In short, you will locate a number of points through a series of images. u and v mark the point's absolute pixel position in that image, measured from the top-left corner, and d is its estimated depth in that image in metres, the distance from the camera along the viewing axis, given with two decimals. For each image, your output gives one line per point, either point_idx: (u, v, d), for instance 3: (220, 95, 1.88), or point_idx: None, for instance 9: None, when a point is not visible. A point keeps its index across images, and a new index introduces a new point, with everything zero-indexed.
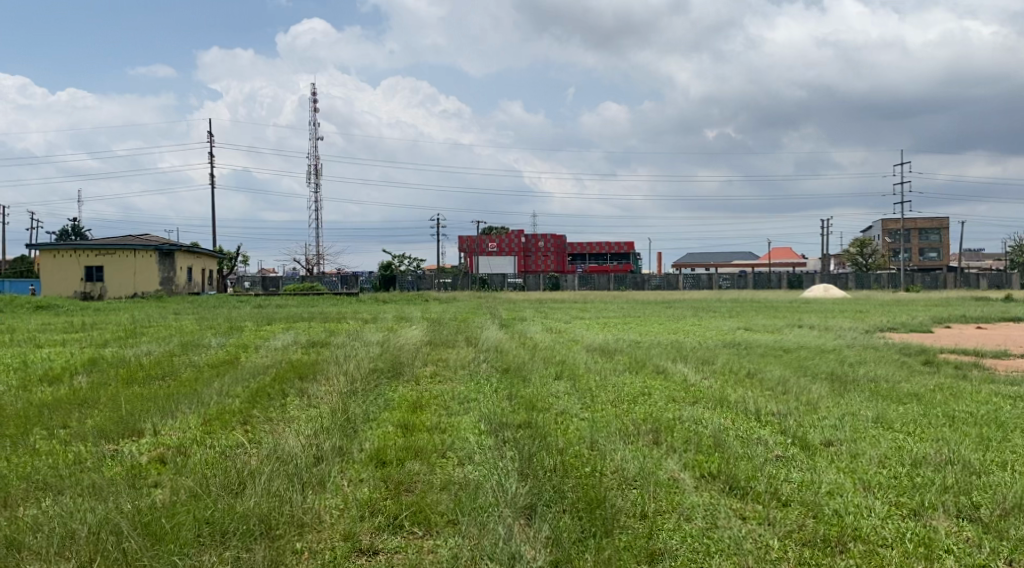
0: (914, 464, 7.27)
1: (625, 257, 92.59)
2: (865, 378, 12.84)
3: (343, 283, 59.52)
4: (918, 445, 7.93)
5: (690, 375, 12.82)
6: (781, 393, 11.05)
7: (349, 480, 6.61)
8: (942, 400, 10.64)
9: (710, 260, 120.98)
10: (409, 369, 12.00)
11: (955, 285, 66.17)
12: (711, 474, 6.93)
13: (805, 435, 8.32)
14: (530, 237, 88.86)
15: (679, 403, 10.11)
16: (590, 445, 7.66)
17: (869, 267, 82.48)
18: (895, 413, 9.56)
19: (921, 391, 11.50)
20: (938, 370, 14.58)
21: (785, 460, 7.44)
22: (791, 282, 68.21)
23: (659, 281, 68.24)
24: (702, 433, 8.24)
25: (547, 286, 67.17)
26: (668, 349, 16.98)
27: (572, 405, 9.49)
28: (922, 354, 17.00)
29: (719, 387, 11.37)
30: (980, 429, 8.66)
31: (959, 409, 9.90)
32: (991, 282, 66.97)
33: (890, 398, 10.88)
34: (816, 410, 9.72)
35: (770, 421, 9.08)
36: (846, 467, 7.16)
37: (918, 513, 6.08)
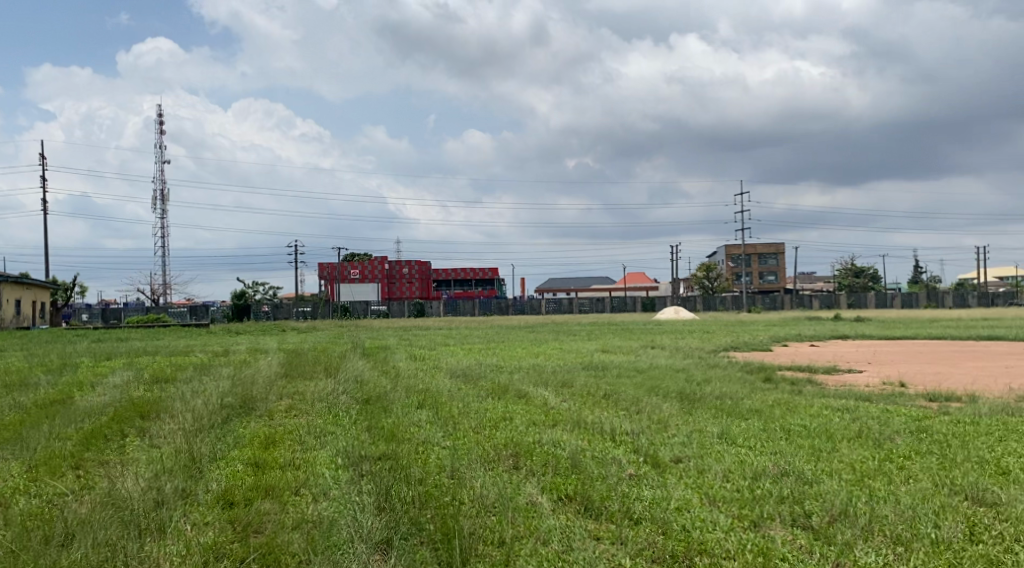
0: (754, 476, 7.70)
1: (489, 283, 93.78)
2: (712, 396, 13.49)
3: (194, 314, 56.81)
4: (757, 458, 8.41)
5: (550, 398, 13.02)
6: (635, 412, 11.43)
7: (193, 524, 6.26)
8: (780, 415, 11.32)
9: (570, 285, 124.17)
10: (262, 403, 11.54)
11: (791, 306, 71.11)
12: (568, 496, 7.07)
13: (656, 453, 8.64)
14: (393, 264, 88.16)
15: (538, 426, 10.23)
16: (449, 474, 7.62)
17: (714, 290, 87.20)
18: (739, 428, 10.09)
19: (761, 406, 12.21)
20: (776, 387, 15.52)
21: (637, 479, 7.68)
22: (644, 305, 71.05)
23: (522, 306, 69.41)
24: (561, 456, 8.39)
25: (410, 312, 66.67)
26: (530, 373, 17.20)
27: (434, 434, 9.42)
28: (761, 371, 18.07)
29: (577, 410, 11.60)
30: (812, 441, 9.30)
31: (795, 423, 10.55)
32: (822, 303, 72.36)
33: (733, 414, 11.47)
34: (666, 428, 10.12)
35: (624, 441, 9.39)
36: (693, 483, 7.48)
37: (757, 524, 6.42)
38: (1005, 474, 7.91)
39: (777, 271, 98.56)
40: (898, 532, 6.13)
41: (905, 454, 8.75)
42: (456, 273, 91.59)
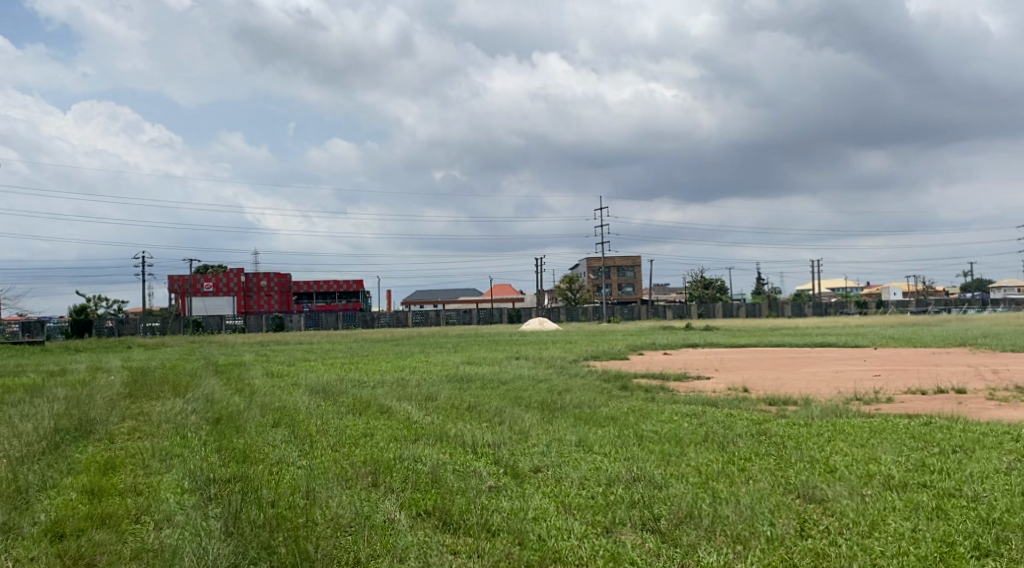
0: (608, 482, 7.92)
1: (352, 295, 92.13)
2: (571, 405, 13.81)
3: (26, 330, 52.55)
4: (612, 465, 8.67)
5: (413, 412, 12.92)
6: (497, 424, 11.53)
7: (15, 561, 5.78)
8: (634, 422, 11.74)
9: (436, 297, 124.00)
10: (102, 426, 10.82)
11: (647, 316, 73.94)
12: (426, 511, 7.04)
13: (516, 464, 8.74)
14: (250, 276, 84.95)
15: (399, 441, 10.14)
16: (304, 494, 7.41)
17: (576, 301, 89.38)
18: (596, 436, 10.39)
19: (617, 413, 12.62)
20: (632, 394, 16.07)
21: (496, 490, 7.74)
22: (509, 317, 71.95)
23: (387, 319, 68.63)
24: (421, 471, 8.34)
25: (269, 326, 64.46)
26: (392, 387, 16.99)
27: (290, 454, 9.14)
28: (618, 380, 18.66)
29: (439, 423, 11.57)
30: (663, 446, 9.70)
31: (648, 429, 10.96)
32: (676, 313, 75.66)
33: (591, 421, 11.80)
34: (527, 439, 10.27)
35: (485, 453, 9.44)
36: (550, 492, 7.63)
37: (609, 530, 6.62)
38: (833, 472, 8.54)
39: (635, 282, 102.30)
40: (738, 531, 6.47)
41: (746, 456, 9.28)
42: (318, 285, 89.49)
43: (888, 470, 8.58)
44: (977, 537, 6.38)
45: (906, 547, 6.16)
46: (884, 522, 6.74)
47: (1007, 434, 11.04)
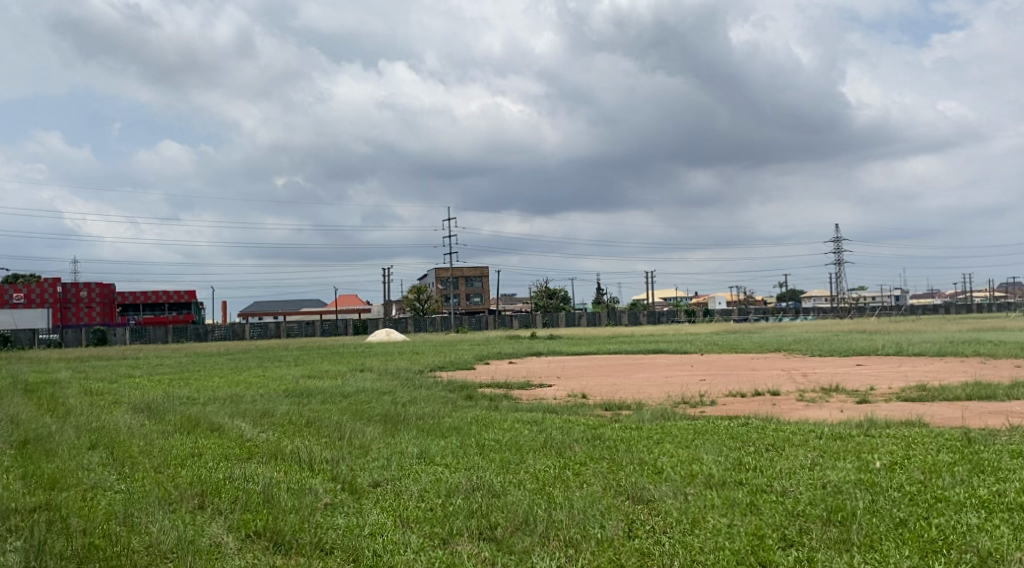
0: (447, 493, 7.93)
1: (185, 307, 87.41)
2: (414, 416, 13.71)
3: None
4: (452, 475, 8.68)
5: (247, 429, 12.38)
6: (336, 439, 11.27)
7: None
8: (476, 431, 11.82)
9: (277, 308, 119.98)
10: None
11: (494, 326, 74.84)
12: (256, 532, 6.77)
13: (354, 479, 8.57)
14: (69, 286, 78.89)
15: (230, 460, 9.71)
16: (120, 520, 6.93)
17: (423, 312, 89.07)
18: (437, 447, 10.38)
19: (459, 424, 12.66)
20: (475, 404, 16.16)
21: (332, 507, 7.56)
22: (354, 328, 70.72)
23: (223, 332, 65.62)
24: (252, 490, 8.01)
25: (90, 340, 59.94)
26: (226, 404, 16.19)
27: (107, 478, 8.54)
28: (463, 390, 18.71)
29: (274, 440, 11.16)
30: (504, 455, 9.83)
31: (489, 438, 11.08)
32: (521, 323, 77.02)
33: (434, 433, 11.78)
34: (366, 453, 10.11)
35: (323, 469, 9.21)
36: (388, 506, 7.54)
37: (446, 541, 6.63)
38: (661, 473, 8.97)
39: (482, 293, 103.32)
40: (570, 536, 6.66)
41: (582, 461, 9.57)
42: (147, 296, 84.32)
43: (711, 469, 9.12)
44: (783, 529, 6.91)
45: (722, 542, 6.58)
46: (705, 519, 7.15)
47: (813, 432, 12.02)
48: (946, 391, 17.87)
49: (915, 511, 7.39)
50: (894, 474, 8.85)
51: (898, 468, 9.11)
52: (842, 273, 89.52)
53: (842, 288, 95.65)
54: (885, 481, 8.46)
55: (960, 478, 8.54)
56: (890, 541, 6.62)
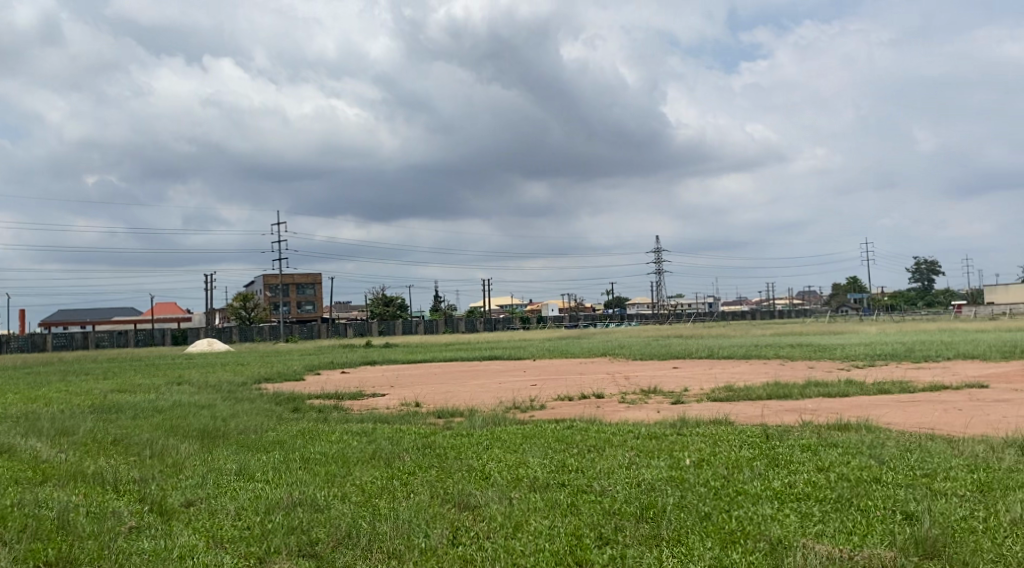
0: (266, 510, 7.65)
1: None
2: (235, 431, 13.11)
3: None
4: (273, 491, 8.38)
5: (44, 450, 11.36)
6: (146, 457, 10.58)
7: None
8: (301, 445, 11.48)
9: (86, 316, 111.21)
10: None
11: (327, 335, 73.07)
12: (48, 562, 6.23)
13: (164, 500, 8.08)
14: None
15: (21, 485, 8.87)
16: None
17: (250, 320, 85.44)
18: (257, 462, 9.98)
19: (284, 438, 12.24)
20: (303, 416, 15.67)
21: (138, 531, 7.09)
22: (174, 338, 66.72)
23: (20, 342, 60.51)
24: (45, 517, 7.36)
25: None
26: (20, 423, 14.76)
27: None
28: (290, 402, 18.10)
29: (75, 461, 10.32)
30: (329, 468, 9.60)
31: (314, 451, 10.79)
32: (356, 331, 75.70)
33: (256, 448, 11.33)
34: (180, 471, 9.56)
35: (129, 490, 8.61)
36: (201, 526, 7.17)
37: (263, 560, 6.39)
38: (487, 479, 9.09)
39: (314, 300, 100.62)
40: (394, 547, 6.61)
41: (410, 470, 9.52)
42: None
43: (536, 472, 9.35)
44: (601, 527, 7.20)
45: (542, 544, 6.76)
46: (527, 523, 7.33)
47: (632, 432, 12.61)
48: (751, 391, 19.29)
49: (718, 504, 7.93)
50: (701, 470, 9.46)
51: (706, 465, 9.74)
52: (663, 282, 94.38)
53: (664, 296, 100.94)
54: (693, 477, 9.03)
55: (758, 472, 9.25)
56: (695, 534, 7.06)
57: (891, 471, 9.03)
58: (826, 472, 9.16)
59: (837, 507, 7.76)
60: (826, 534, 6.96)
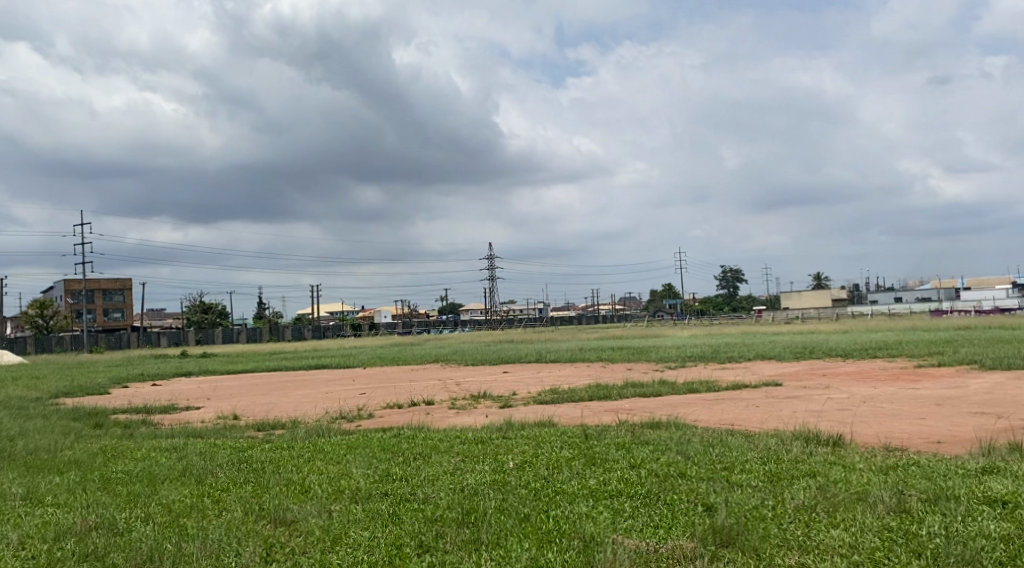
0: (56, 537, 7.05)
1: None
2: (25, 452, 11.97)
3: None
4: (65, 516, 7.73)
5: None
6: None
7: None
8: (102, 464, 10.66)
9: None
10: None
11: (137, 344, 68.30)
12: None
13: None
14: None
15: None
16: None
17: (48, 329, 78.30)
18: (49, 485, 9.17)
19: (82, 457, 11.31)
20: (105, 433, 14.54)
21: None
22: None
23: None
24: None
25: None
26: None
27: None
28: (93, 418, 16.76)
29: None
30: (133, 488, 8.98)
31: (117, 471, 10.05)
32: (171, 340, 71.28)
33: (47, 469, 10.39)
34: None
35: None
36: None
37: None
38: (306, 492, 8.84)
39: (123, 307, 93.80)
40: None
41: (223, 487, 9.08)
42: None
43: (358, 483, 9.20)
44: (421, 535, 7.20)
45: (360, 556, 6.67)
46: (346, 534, 7.21)
47: (458, 438, 12.68)
48: (574, 393, 19.94)
49: (537, 505, 8.14)
50: (523, 472, 9.67)
51: (527, 467, 9.98)
52: (494, 288, 95.88)
53: (494, 302, 102.45)
54: (514, 480, 9.22)
55: (576, 471, 9.59)
56: (513, 536, 7.21)
57: (695, 465, 9.65)
58: (637, 469, 9.64)
59: (646, 502, 8.19)
60: (635, 528, 7.33)
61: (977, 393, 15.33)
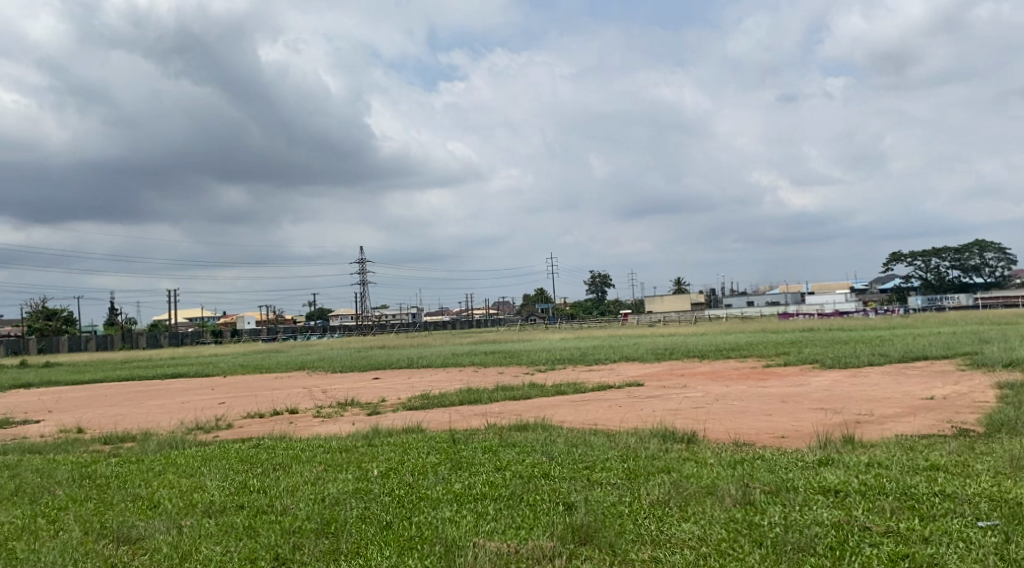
0: None
1: None
2: None
3: None
4: None
5: None
6: None
7: None
8: None
9: None
10: None
11: None
12: None
13: None
14: None
15: None
16: None
17: None
18: None
19: None
20: None
21: None
22: None
23: None
24: None
25: None
26: None
27: None
28: None
29: None
30: None
31: None
32: (8, 349, 66.01)
33: None
34: None
35: None
36: None
37: None
38: (155, 508, 8.39)
39: None
40: None
41: (61, 505, 8.49)
42: None
43: (213, 496, 8.82)
44: (277, 548, 6.99)
45: None
46: (197, 550, 6.91)
47: (321, 447, 12.38)
48: (443, 398, 19.92)
49: (400, 512, 8.06)
50: (387, 480, 9.55)
51: (392, 473, 9.86)
52: (364, 294, 94.50)
53: (363, 308, 100.94)
54: (378, 487, 9.09)
55: (441, 476, 9.57)
56: (374, 544, 7.12)
57: (558, 466, 9.83)
58: (502, 471, 9.73)
59: (509, 504, 8.27)
60: (497, 531, 7.38)
61: (818, 390, 16.41)
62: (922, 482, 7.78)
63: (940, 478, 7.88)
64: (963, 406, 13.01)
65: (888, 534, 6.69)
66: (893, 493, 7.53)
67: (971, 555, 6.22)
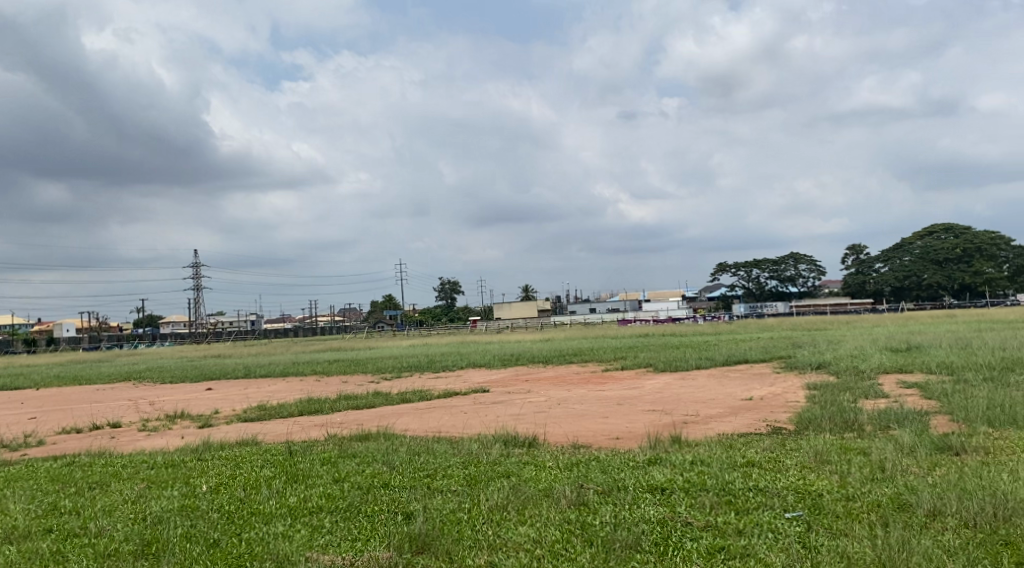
0: None
1: None
2: None
3: None
4: None
5: None
6: None
7: None
8: None
9: None
10: None
11: None
12: None
13: None
14: None
15: None
16: None
17: None
18: None
19: None
20: None
21: None
22: None
23: None
24: None
25: None
26: None
27: None
28: None
29: None
30: None
31: None
32: None
33: None
34: None
35: None
36: None
37: None
38: None
39: None
40: None
41: None
42: None
43: (16, 519, 8.09)
44: None
45: None
46: None
47: (145, 463, 11.62)
48: (282, 408, 19.23)
49: (228, 529, 7.72)
50: (216, 495, 9.10)
51: (222, 489, 9.41)
52: (199, 300, 89.94)
53: (198, 314, 96.06)
54: (205, 504, 8.65)
55: (275, 490, 9.24)
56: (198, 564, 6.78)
57: (398, 475, 9.73)
58: (341, 483, 9.52)
59: (346, 516, 8.10)
60: (331, 544, 7.21)
61: (651, 393, 17.21)
62: (738, 478, 8.30)
63: (754, 474, 8.44)
64: (777, 406, 14.01)
65: (707, 528, 7.09)
66: (713, 490, 7.99)
67: (779, 544, 6.69)
